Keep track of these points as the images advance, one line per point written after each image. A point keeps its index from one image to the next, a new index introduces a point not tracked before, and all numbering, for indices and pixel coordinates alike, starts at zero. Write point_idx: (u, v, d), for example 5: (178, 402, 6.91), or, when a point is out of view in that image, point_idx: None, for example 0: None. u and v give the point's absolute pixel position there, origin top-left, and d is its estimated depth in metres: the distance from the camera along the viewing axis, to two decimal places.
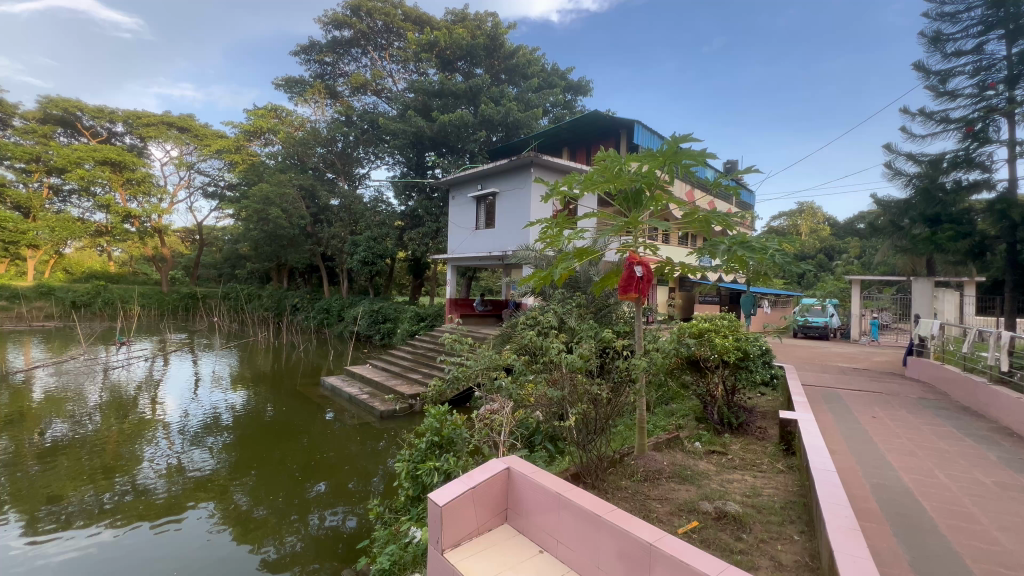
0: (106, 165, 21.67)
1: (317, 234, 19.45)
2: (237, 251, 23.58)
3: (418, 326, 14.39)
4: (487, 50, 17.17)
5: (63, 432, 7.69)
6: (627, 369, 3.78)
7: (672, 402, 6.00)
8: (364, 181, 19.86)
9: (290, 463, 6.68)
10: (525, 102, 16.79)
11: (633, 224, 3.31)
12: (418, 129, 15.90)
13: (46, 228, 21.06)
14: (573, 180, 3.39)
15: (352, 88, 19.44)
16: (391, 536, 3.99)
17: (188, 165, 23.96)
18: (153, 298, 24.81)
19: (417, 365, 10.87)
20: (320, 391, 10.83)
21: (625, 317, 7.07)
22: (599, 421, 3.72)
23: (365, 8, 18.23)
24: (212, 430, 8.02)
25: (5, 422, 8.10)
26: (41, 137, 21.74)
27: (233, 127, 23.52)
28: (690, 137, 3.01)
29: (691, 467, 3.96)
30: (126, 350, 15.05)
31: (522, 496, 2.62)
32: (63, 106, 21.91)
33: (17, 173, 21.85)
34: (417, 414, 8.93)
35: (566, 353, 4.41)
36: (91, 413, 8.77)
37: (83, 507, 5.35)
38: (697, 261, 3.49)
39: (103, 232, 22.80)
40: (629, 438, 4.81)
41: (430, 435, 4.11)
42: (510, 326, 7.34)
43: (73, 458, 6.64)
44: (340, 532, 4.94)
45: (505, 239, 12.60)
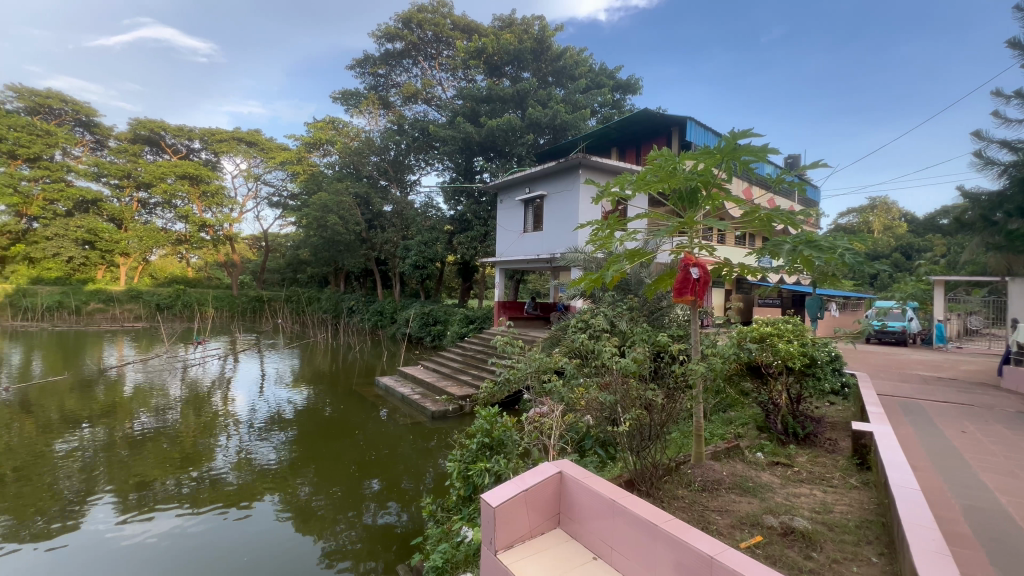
0: (185, 179, 23.75)
1: (371, 240, 20.19)
2: (298, 257, 24.91)
3: (468, 328, 14.65)
4: (534, 53, 17.26)
5: (150, 423, 8.50)
6: (684, 374, 3.65)
7: (731, 410, 5.72)
8: (415, 187, 20.46)
9: (347, 458, 6.97)
10: (573, 103, 16.68)
11: (688, 224, 3.19)
12: (467, 135, 16.16)
13: (136, 238, 23.31)
14: (625, 181, 3.31)
15: (403, 98, 20.07)
16: (443, 535, 4.05)
17: (255, 177, 25.69)
18: (225, 301, 26.65)
19: (466, 367, 11.06)
20: (374, 390, 11.24)
21: (680, 320, 6.81)
22: (654, 428, 3.61)
23: (415, 20, 18.84)
24: (277, 425, 8.56)
25: (102, 412, 9.05)
26: (131, 156, 24.02)
27: (295, 140, 24.95)
28: (749, 132, 2.91)
29: (754, 479, 3.75)
30: (202, 350, 16.29)
31: (575, 501, 2.59)
32: (150, 126, 24.10)
33: (112, 188, 24.26)
34: (467, 415, 9.06)
35: (618, 358, 4.36)
36: (172, 407, 9.60)
37: (167, 491, 5.88)
38: (757, 261, 3.31)
39: (183, 240, 24.88)
40: (684, 446, 4.63)
41: (481, 436, 4.13)
42: (560, 329, 7.30)
43: (157, 447, 7.31)
44: (394, 529, 5.07)
45: (554, 242, 12.54)
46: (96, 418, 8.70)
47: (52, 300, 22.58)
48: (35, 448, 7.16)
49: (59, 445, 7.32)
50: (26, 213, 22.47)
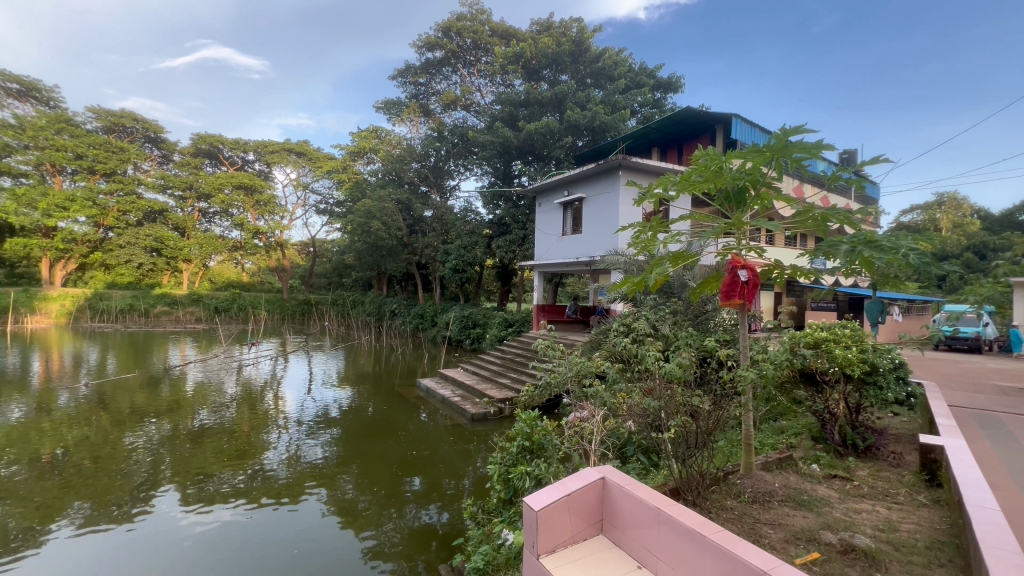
0: (241, 189, 25.23)
1: (412, 244, 20.69)
2: (344, 261, 25.81)
3: (507, 331, 14.70)
4: (572, 56, 17.19)
5: (209, 419, 9.05)
6: (732, 381, 3.51)
7: (783, 419, 5.46)
8: (454, 192, 20.83)
9: (389, 459, 7.14)
10: (613, 103, 16.46)
11: (735, 225, 3.07)
12: (505, 140, 16.26)
13: (198, 245, 25.03)
14: (668, 182, 3.23)
15: (443, 105, 20.49)
16: (484, 537, 4.09)
17: (304, 186, 26.89)
18: (277, 304, 27.95)
19: (506, 370, 11.10)
20: (416, 392, 11.48)
21: (726, 325, 6.57)
22: (701, 436, 3.50)
23: (454, 29, 19.21)
24: (324, 423, 8.90)
25: (168, 408, 9.72)
26: (193, 169, 25.73)
27: (341, 149, 25.96)
28: (802, 127, 2.78)
29: (809, 492, 3.56)
30: (255, 350, 17.21)
31: (618, 508, 2.55)
32: (209, 141, 25.76)
33: (176, 199, 26.06)
34: (507, 418, 9.09)
35: (662, 363, 4.26)
36: (229, 404, 10.17)
37: (224, 484, 6.23)
38: (811, 262, 3.15)
39: (238, 247, 26.41)
40: (733, 454, 4.46)
41: (521, 439, 4.14)
42: (600, 332, 7.22)
43: (215, 442, 7.76)
44: (435, 529, 5.16)
45: (593, 245, 12.42)
46: (162, 413, 9.35)
47: (125, 303, 24.45)
48: (109, 440, 7.77)
49: (130, 437, 7.91)
50: (103, 223, 24.45)
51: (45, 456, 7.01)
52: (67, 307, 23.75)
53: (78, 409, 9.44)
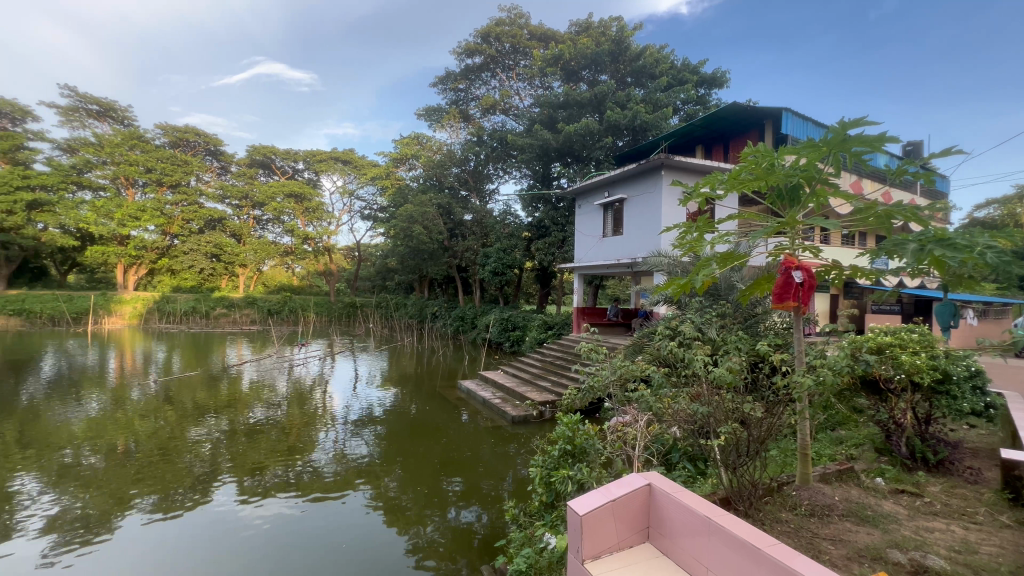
0: (291, 197, 26.54)
1: (452, 248, 21.05)
2: (386, 265, 26.57)
3: (546, 334, 14.64)
4: (612, 55, 16.96)
5: (264, 415, 9.53)
6: (786, 387, 3.33)
7: (841, 428, 5.15)
8: (493, 196, 21.05)
9: (431, 459, 7.26)
10: (654, 101, 16.11)
11: (789, 224, 2.91)
12: (545, 142, 16.23)
13: (253, 251, 26.56)
14: (715, 180, 3.11)
15: (482, 110, 20.72)
16: (526, 540, 4.06)
17: (350, 193, 27.90)
18: (325, 307, 29.08)
19: (546, 372, 11.08)
20: (456, 393, 11.64)
21: (779, 328, 6.28)
22: (753, 444, 3.35)
23: (493, 34, 19.44)
24: (368, 422, 9.18)
25: (226, 404, 10.32)
26: (248, 179, 27.26)
27: (384, 156, 26.75)
28: (862, 119, 2.62)
29: (873, 508, 3.34)
30: (305, 351, 18.02)
31: (665, 516, 2.48)
32: (263, 152, 27.25)
33: (234, 208, 27.67)
34: (547, 421, 9.05)
35: (710, 367, 4.13)
36: (281, 402, 10.67)
37: (276, 479, 6.52)
38: (872, 262, 2.96)
39: (289, 252, 27.77)
40: (788, 464, 4.24)
41: (563, 443, 4.11)
42: (643, 335, 7.08)
43: (268, 438, 8.16)
44: (475, 530, 5.20)
45: (634, 246, 12.20)
46: (221, 409, 9.94)
47: (188, 306, 26.19)
48: (175, 433, 8.33)
49: (193, 431, 8.46)
50: (169, 232, 26.29)
51: (120, 447, 7.60)
52: (138, 310, 25.59)
53: (148, 404, 10.17)
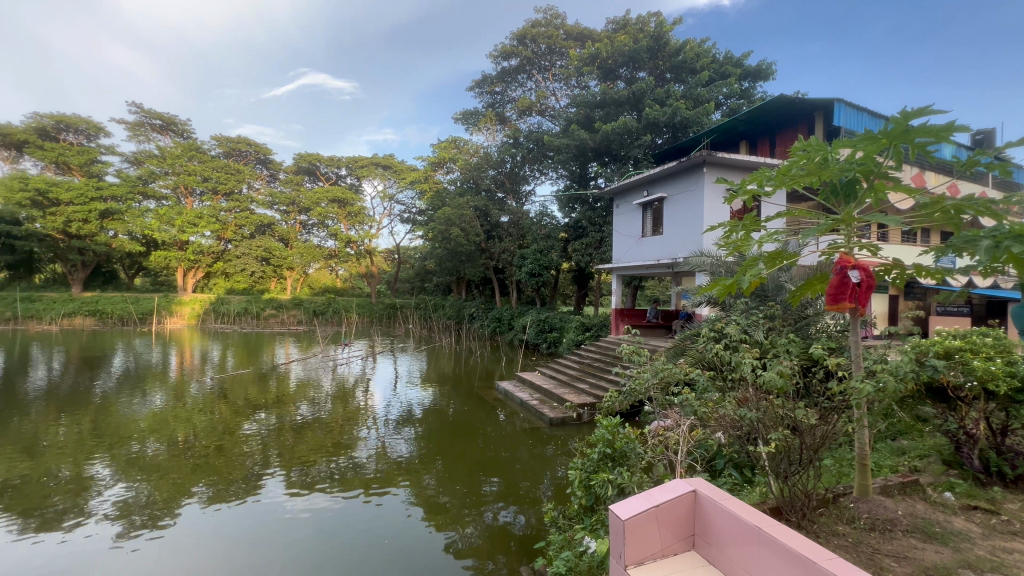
0: (335, 203, 27.61)
1: (489, 250, 21.24)
2: (425, 267, 27.12)
3: (584, 335, 14.50)
4: (651, 51, 16.60)
5: (309, 412, 9.94)
6: (842, 393, 3.15)
7: (904, 438, 4.83)
8: (530, 197, 21.10)
9: (469, 458, 7.34)
10: (695, 97, 15.70)
11: (845, 220, 2.74)
12: (582, 141, 16.09)
13: (299, 254, 27.88)
14: (763, 176, 2.97)
15: (519, 112, 20.79)
16: (565, 543, 4.03)
17: (390, 197, 28.66)
18: (366, 308, 29.95)
19: (583, 374, 10.99)
20: (494, 394, 11.72)
21: (832, 331, 5.97)
22: (805, 453, 3.19)
23: (529, 35, 19.49)
24: (408, 421, 9.39)
25: (276, 401, 10.83)
26: (295, 185, 28.51)
27: (423, 161, 27.31)
28: (926, 108, 2.45)
29: (942, 525, 3.11)
30: (348, 351, 18.65)
31: (711, 524, 2.40)
32: (309, 160, 28.46)
33: (282, 214, 28.99)
34: (586, 423, 8.97)
35: (758, 370, 3.97)
36: (326, 399, 11.06)
37: (322, 473, 6.78)
38: (939, 261, 2.76)
39: (333, 255, 28.84)
40: (844, 475, 4.02)
41: (602, 446, 4.07)
42: (685, 337, 6.90)
43: (314, 433, 8.51)
44: (513, 530, 5.22)
45: (675, 246, 11.91)
46: (270, 406, 10.44)
47: (241, 307, 27.64)
48: (229, 427, 8.83)
49: (245, 426, 8.94)
50: (223, 237, 27.82)
51: (180, 439, 8.12)
52: (196, 311, 27.19)
53: (204, 400, 10.81)
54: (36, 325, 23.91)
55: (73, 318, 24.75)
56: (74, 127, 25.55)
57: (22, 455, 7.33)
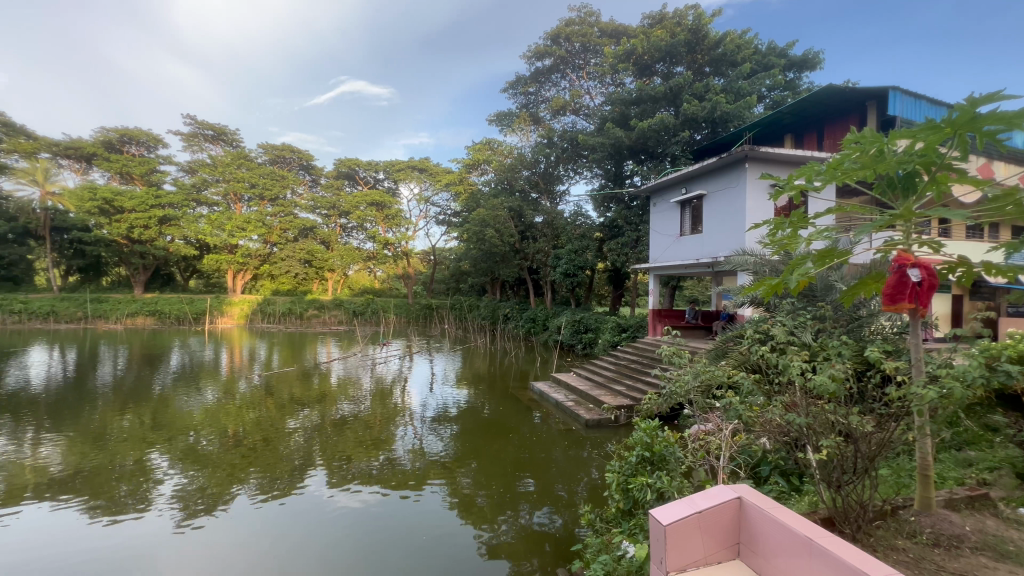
0: (373, 206, 28.39)
1: (524, 250, 21.27)
2: (460, 268, 27.44)
3: (620, 336, 14.28)
4: (689, 46, 16.17)
5: (350, 409, 10.26)
6: (901, 399, 2.96)
7: (972, 449, 4.48)
8: (564, 197, 20.98)
9: (505, 458, 7.35)
10: (735, 91, 15.20)
11: (905, 216, 2.57)
12: (617, 140, 15.85)
13: (340, 256, 28.86)
14: (812, 172, 2.80)
15: (552, 112, 20.69)
16: (603, 546, 3.98)
17: (426, 199, 29.18)
18: (404, 309, 30.57)
19: (620, 376, 10.83)
20: (529, 395, 11.70)
21: (888, 333, 5.63)
22: (860, 461, 3.02)
23: (563, 35, 19.41)
24: (444, 420, 9.54)
25: (318, 398, 11.23)
26: (336, 190, 29.52)
27: (458, 163, 27.66)
28: (998, 93, 2.27)
29: (1017, 543, 2.86)
30: (386, 350, 19.10)
31: (758, 533, 2.31)
32: (349, 165, 29.39)
33: (323, 217, 30.02)
34: (622, 426, 8.84)
35: (807, 374, 3.79)
36: (365, 397, 11.38)
37: (362, 470, 6.98)
38: (1011, 258, 2.55)
39: (371, 257, 29.63)
40: (903, 486, 3.78)
41: (641, 449, 4.01)
42: (728, 339, 6.69)
43: (354, 430, 8.76)
44: (549, 532, 5.20)
45: (716, 245, 11.56)
46: (313, 403, 10.84)
47: (286, 307, 28.84)
48: (275, 423, 9.23)
49: (290, 422, 9.32)
50: (269, 241, 29.08)
51: (230, 434, 8.54)
52: (244, 311, 28.50)
53: (253, 396, 11.36)
54: (104, 324, 25.79)
55: (136, 318, 26.51)
56: (136, 140, 27.39)
57: (92, 445, 7.90)
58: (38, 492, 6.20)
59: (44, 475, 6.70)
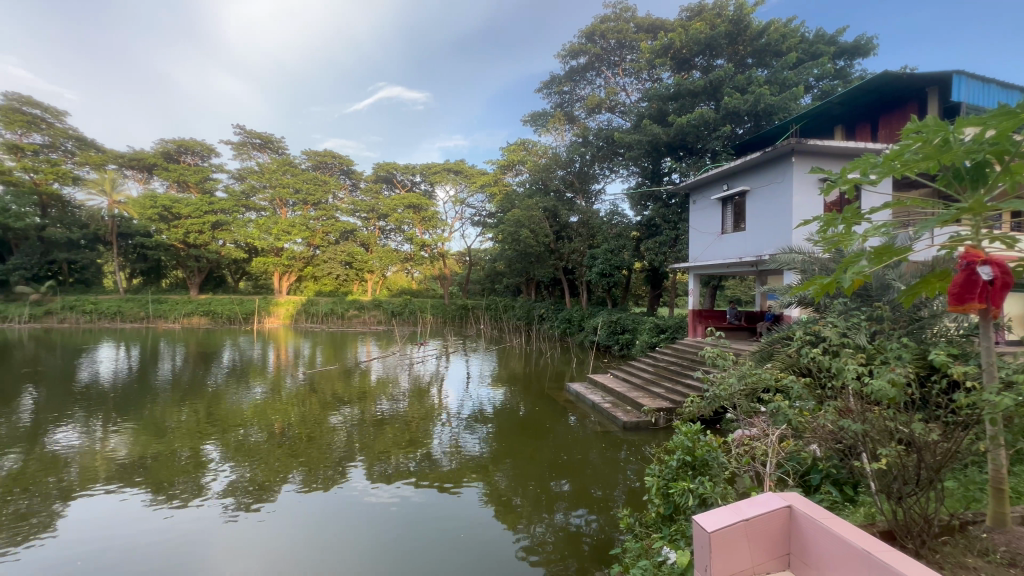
0: (410, 208, 28.99)
1: (559, 250, 21.18)
2: (495, 268, 27.61)
3: (658, 337, 13.98)
4: (730, 37, 15.62)
5: (388, 407, 10.52)
6: (971, 406, 2.75)
7: None
8: (600, 196, 20.74)
9: (541, 459, 7.34)
10: (781, 82, 14.59)
11: (975, 209, 2.37)
12: (654, 137, 15.51)
13: (379, 258, 29.62)
14: (867, 164, 2.67)
15: (588, 110, 20.48)
16: (643, 551, 3.91)
17: (461, 201, 29.54)
18: (440, 309, 31.03)
19: (659, 378, 10.60)
20: (566, 396, 11.62)
21: (954, 335, 5.26)
22: (924, 471, 2.82)
23: (598, 32, 19.18)
24: (480, 419, 9.64)
25: (359, 396, 11.59)
26: (374, 194, 30.35)
27: (492, 165, 27.85)
28: None
29: None
30: (423, 350, 19.45)
31: (810, 544, 2.20)
32: (387, 169, 30.15)
33: (363, 220, 30.89)
34: (661, 429, 8.65)
35: (862, 377, 3.59)
36: (403, 396, 11.64)
37: (401, 466, 7.14)
38: None
39: (409, 258, 30.27)
40: (973, 500, 3.51)
41: (681, 453, 3.92)
42: (775, 341, 6.43)
43: (392, 428, 8.98)
44: (585, 534, 5.17)
45: (760, 243, 11.13)
46: (354, 400, 11.19)
47: (328, 308, 29.90)
48: (319, 419, 9.59)
49: (333, 418, 9.66)
50: (312, 243, 30.19)
51: (277, 428, 8.95)
52: (290, 311, 29.72)
53: (298, 393, 11.86)
54: (164, 324, 27.54)
55: (192, 318, 28.16)
56: (192, 150, 29.09)
57: (154, 436, 8.46)
58: (107, 478, 6.70)
59: (112, 463, 7.23)
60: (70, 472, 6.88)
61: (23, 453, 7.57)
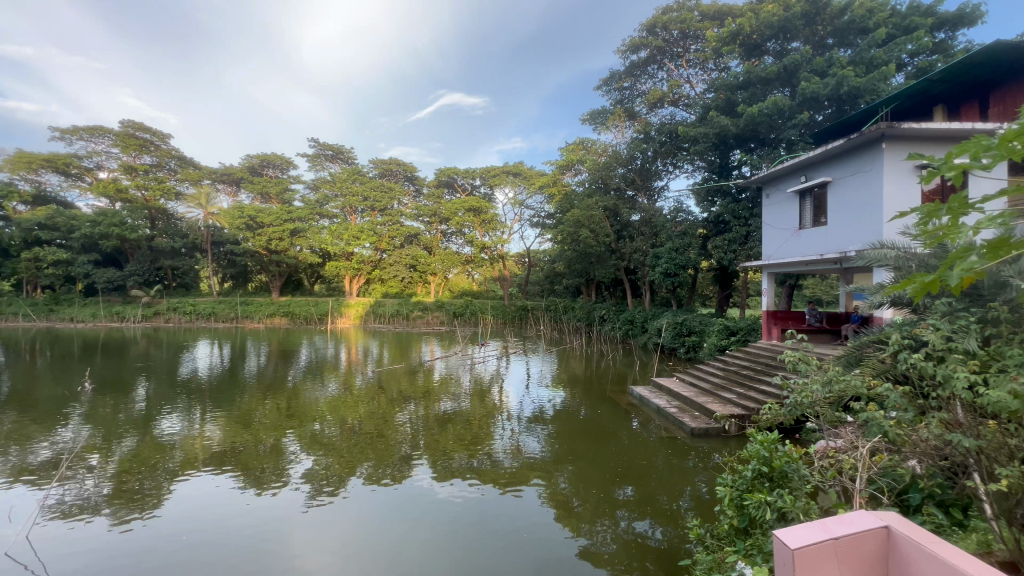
0: (471, 212, 29.60)
1: (620, 250, 20.70)
2: (555, 269, 27.49)
3: (728, 340, 13.27)
4: (807, 17, 14.49)
5: (451, 406, 10.81)
6: None
7: None
8: (663, 193, 20.06)
9: (603, 463, 7.22)
10: (867, 61, 13.36)
11: None
12: (722, 129, 14.75)
13: (441, 261, 30.54)
14: (978, 147, 2.33)
15: (649, 105, 19.89)
16: (715, 564, 3.72)
17: (520, 203, 29.76)
18: (500, 310, 31.36)
19: (729, 383, 10.05)
20: (628, 399, 11.35)
21: None
22: None
23: (660, 23, 18.51)
24: (541, 420, 9.65)
25: (422, 394, 12.00)
26: (436, 198, 31.35)
27: (551, 165, 27.80)
28: None
29: None
30: (484, 350, 19.78)
31: (912, 569, 1.99)
32: (448, 173, 30.99)
33: (426, 224, 31.99)
34: (733, 437, 8.20)
35: (975, 388, 3.18)
36: (464, 395, 11.88)
37: (464, 464, 7.30)
38: None
39: (469, 260, 30.94)
40: None
41: (757, 463, 3.71)
42: (864, 345, 5.88)
43: (455, 426, 9.20)
44: (650, 543, 5.02)
45: (845, 239, 10.24)
46: (418, 398, 11.60)
47: (395, 308, 31.27)
48: (385, 416, 10.02)
49: (399, 415, 10.07)
50: (380, 248, 31.71)
51: (348, 423, 9.47)
52: (360, 312, 31.41)
53: (366, 390, 12.47)
54: (250, 323, 30.13)
55: (274, 318, 30.56)
56: (273, 163, 31.63)
57: (242, 426, 9.24)
58: (204, 463, 7.43)
59: (208, 450, 7.97)
60: (175, 456, 7.71)
61: (137, 438, 8.57)
